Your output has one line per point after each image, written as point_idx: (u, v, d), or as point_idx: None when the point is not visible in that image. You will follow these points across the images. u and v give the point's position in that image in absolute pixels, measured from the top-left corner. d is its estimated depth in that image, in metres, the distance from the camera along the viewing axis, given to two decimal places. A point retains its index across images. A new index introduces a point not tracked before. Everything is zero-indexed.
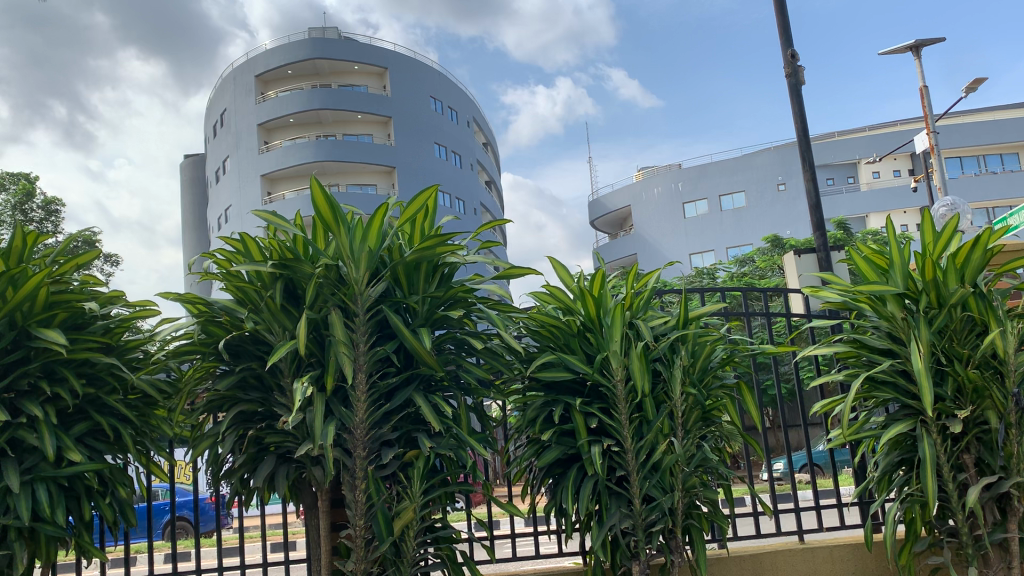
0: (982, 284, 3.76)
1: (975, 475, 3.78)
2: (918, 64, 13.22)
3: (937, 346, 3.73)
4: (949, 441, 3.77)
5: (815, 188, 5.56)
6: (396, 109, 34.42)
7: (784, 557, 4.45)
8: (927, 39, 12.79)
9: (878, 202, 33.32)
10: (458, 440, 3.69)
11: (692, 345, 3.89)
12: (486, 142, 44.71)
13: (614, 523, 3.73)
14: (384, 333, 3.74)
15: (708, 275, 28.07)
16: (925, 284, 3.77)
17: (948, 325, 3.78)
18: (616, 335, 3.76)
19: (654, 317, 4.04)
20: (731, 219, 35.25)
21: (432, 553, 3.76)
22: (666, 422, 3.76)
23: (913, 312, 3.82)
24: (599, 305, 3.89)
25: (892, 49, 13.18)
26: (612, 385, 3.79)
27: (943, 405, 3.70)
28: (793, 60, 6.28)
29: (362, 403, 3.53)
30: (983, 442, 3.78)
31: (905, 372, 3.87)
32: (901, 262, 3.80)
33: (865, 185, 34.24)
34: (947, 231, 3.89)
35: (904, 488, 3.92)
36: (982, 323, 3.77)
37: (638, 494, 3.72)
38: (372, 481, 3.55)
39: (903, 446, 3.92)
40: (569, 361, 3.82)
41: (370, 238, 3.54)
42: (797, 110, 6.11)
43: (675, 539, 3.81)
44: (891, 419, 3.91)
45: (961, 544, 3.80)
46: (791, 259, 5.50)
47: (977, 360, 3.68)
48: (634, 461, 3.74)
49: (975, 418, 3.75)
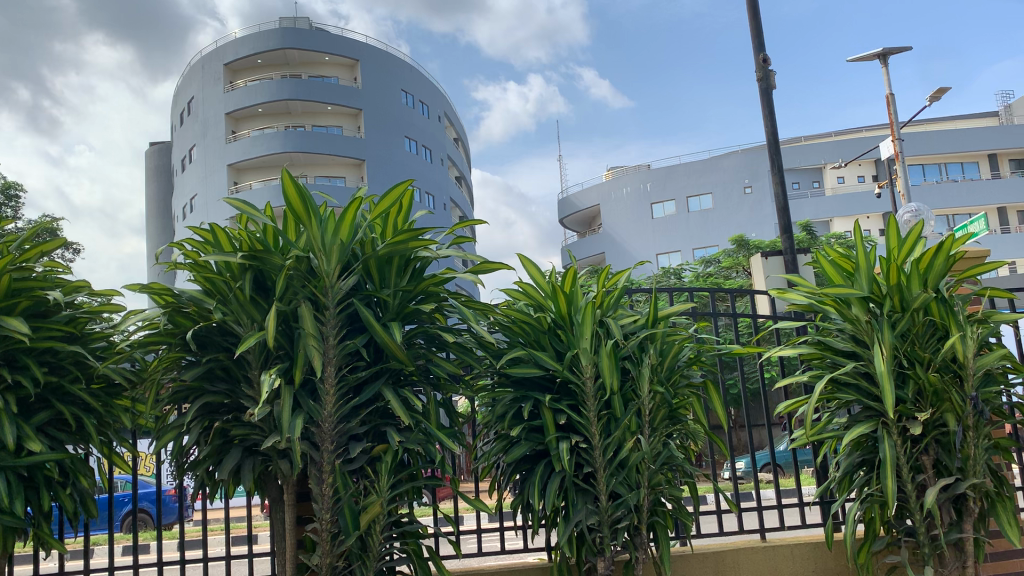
0: (944, 289, 3.85)
1: (932, 476, 3.86)
2: (884, 72, 13.44)
3: (899, 349, 3.81)
4: (908, 442, 3.84)
5: (783, 190, 5.61)
6: (367, 101, 34.23)
7: (747, 555, 4.50)
8: (894, 47, 12.99)
9: (842, 207, 33.79)
10: (427, 435, 3.69)
11: (660, 344, 3.94)
12: (456, 137, 44.66)
13: (580, 519, 3.73)
14: (354, 326, 3.73)
15: (673, 274, 28.31)
16: (889, 289, 3.84)
17: (910, 329, 3.85)
18: (587, 332, 3.79)
19: (624, 315, 4.08)
20: (699, 220, 35.56)
21: (397, 547, 3.74)
22: (635, 420, 3.79)
23: (876, 315, 3.89)
24: (569, 302, 3.92)
25: (859, 56, 13.37)
26: (582, 382, 3.81)
27: (903, 407, 3.78)
28: (764, 65, 6.35)
29: (330, 397, 3.52)
30: (941, 445, 3.86)
31: (867, 375, 3.94)
32: (866, 267, 3.87)
33: (831, 189, 34.69)
34: (912, 237, 3.96)
35: (864, 488, 3.98)
36: (943, 328, 3.84)
37: (604, 490, 3.74)
38: (339, 475, 3.53)
39: (863, 447, 3.99)
40: (540, 357, 3.83)
41: (342, 230, 3.52)
42: (767, 114, 6.18)
43: (641, 536, 3.83)
44: (853, 420, 3.97)
45: (918, 543, 3.86)
46: (758, 262, 5.56)
47: (938, 364, 3.77)
48: (601, 458, 3.76)
49: (934, 420, 3.83)
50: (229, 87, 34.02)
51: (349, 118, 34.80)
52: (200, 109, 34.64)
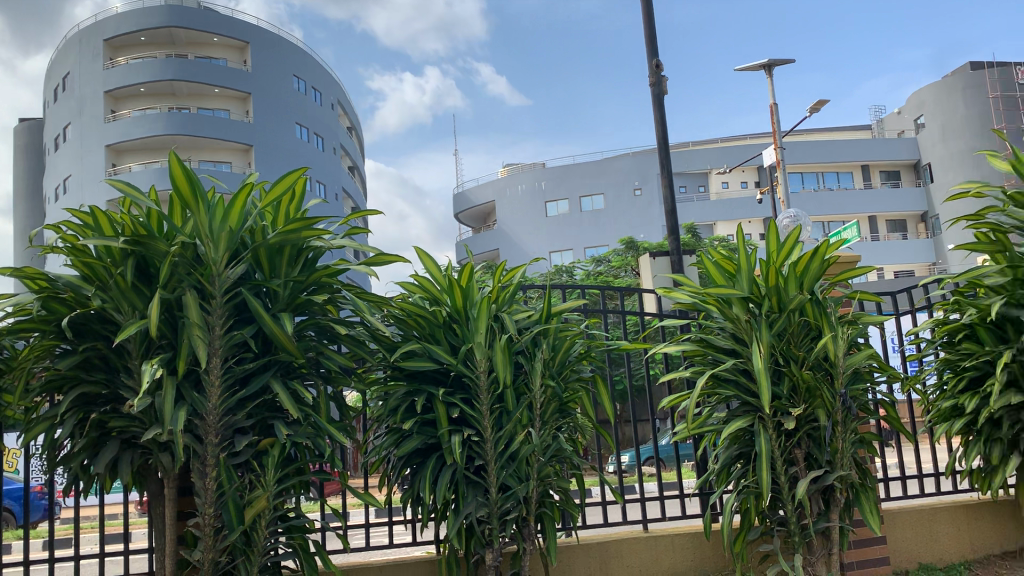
0: (818, 291, 4.07)
1: (803, 468, 4.07)
2: (770, 82, 14.02)
3: (776, 347, 4.00)
4: (782, 436, 4.04)
5: (672, 193, 5.79)
6: (259, 86, 33.28)
7: (630, 545, 4.63)
8: (778, 59, 13.57)
9: (727, 211, 35.08)
10: (316, 428, 3.64)
11: (553, 339, 4.01)
12: (351, 127, 43.97)
13: (470, 511, 3.76)
14: (242, 317, 3.63)
15: (565, 271, 28.74)
16: (768, 289, 4.03)
17: (787, 329, 4.05)
18: (481, 327, 3.82)
19: (518, 310, 4.12)
20: (591, 219, 36.24)
21: (283, 542, 3.68)
22: (526, 414, 3.84)
23: (755, 314, 4.08)
24: (465, 296, 3.93)
25: (747, 66, 13.90)
26: (475, 375, 3.83)
27: (779, 403, 3.98)
28: (657, 70, 6.53)
29: (216, 388, 3.43)
30: (812, 439, 4.07)
31: (746, 372, 4.12)
32: (748, 268, 4.05)
33: (715, 196, 35.95)
34: (790, 241, 4.15)
35: (741, 480, 4.16)
36: (816, 328, 4.06)
37: (494, 483, 3.78)
38: (223, 468, 3.44)
39: (741, 440, 4.18)
40: (433, 351, 3.83)
41: (230, 217, 3.44)
42: (658, 118, 6.36)
43: (528, 527, 3.90)
44: (733, 415, 4.15)
45: (789, 532, 4.06)
46: (647, 261, 5.72)
47: (811, 362, 3.98)
48: (492, 451, 3.80)
49: (806, 415, 4.05)
50: (109, 64, 32.43)
51: (239, 103, 33.74)
52: (77, 86, 32.89)
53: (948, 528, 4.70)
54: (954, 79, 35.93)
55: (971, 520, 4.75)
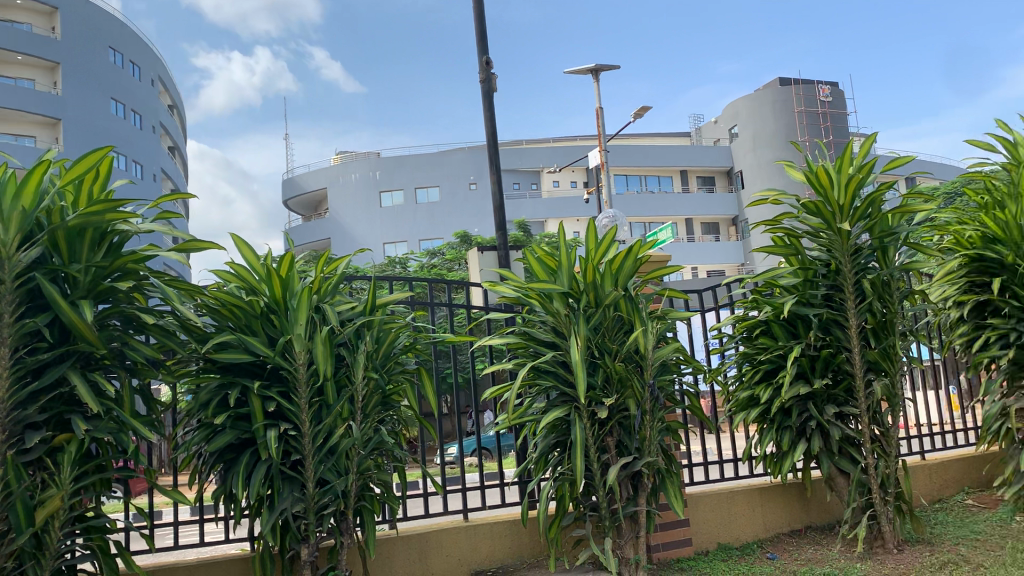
0: (631, 288, 4.30)
1: (615, 455, 4.25)
2: (596, 87, 14.54)
3: (592, 341, 4.17)
4: (596, 425, 4.20)
5: (499, 189, 5.88)
6: (68, 55, 30.83)
7: (449, 535, 4.69)
8: (605, 65, 14.10)
9: (557, 208, 36.04)
10: (120, 423, 3.44)
11: (376, 331, 3.98)
12: (172, 105, 41.62)
13: (285, 506, 3.67)
14: (36, 303, 3.37)
15: (398, 263, 28.53)
16: (586, 285, 4.19)
17: (601, 323, 4.24)
18: (301, 318, 3.75)
19: (341, 302, 4.06)
20: (424, 212, 36.23)
21: (79, 544, 3.45)
22: (346, 407, 3.80)
23: (574, 309, 4.23)
24: (285, 286, 3.84)
25: (575, 69, 14.34)
26: (293, 368, 3.74)
27: (593, 393, 4.15)
28: (487, 67, 6.62)
29: (3, 381, 3.16)
30: (623, 427, 4.28)
31: (564, 364, 4.25)
32: (568, 264, 4.19)
33: (546, 194, 36.82)
34: (607, 239, 4.34)
35: (557, 468, 4.30)
36: (629, 323, 4.27)
37: (311, 477, 3.71)
38: (12, 466, 3.17)
39: (557, 430, 4.31)
40: (250, 342, 3.70)
41: (24, 197, 3.19)
42: (487, 114, 6.45)
43: (346, 521, 3.86)
44: (551, 405, 4.27)
45: (600, 517, 4.21)
46: (474, 255, 5.79)
47: (623, 354, 4.18)
48: (310, 445, 3.72)
49: (618, 405, 4.24)
50: None
51: (45, 72, 31.11)
52: None
53: (743, 508, 5.06)
54: (764, 93, 38.63)
55: (764, 501, 5.14)
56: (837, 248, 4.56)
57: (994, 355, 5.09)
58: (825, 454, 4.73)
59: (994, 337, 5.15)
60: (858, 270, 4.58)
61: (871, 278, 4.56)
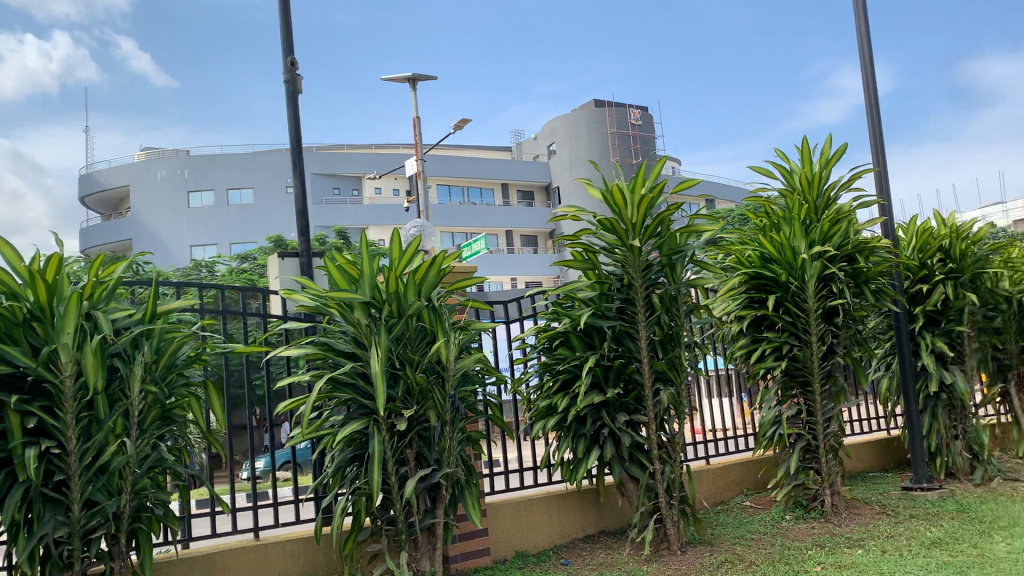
0: (434, 299, 4.30)
1: (413, 468, 4.20)
2: (413, 96, 14.53)
3: (393, 351, 4.09)
4: (395, 437, 4.13)
5: (302, 194, 5.70)
6: None
7: (237, 555, 4.46)
8: (422, 74, 14.12)
9: (378, 215, 35.67)
10: None
11: (157, 340, 3.74)
12: None
13: (46, 532, 3.36)
14: None
15: (207, 268, 27.16)
16: (388, 295, 4.12)
17: (404, 334, 4.18)
18: (69, 325, 3.45)
19: (118, 309, 3.76)
20: (238, 214, 34.82)
21: None
22: (120, 422, 3.54)
23: (375, 319, 4.13)
24: (51, 292, 3.51)
25: (392, 77, 14.26)
26: (59, 381, 3.43)
27: (393, 405, 4.07)
28: (292, 68, 6.41)
29: None
30: (423, 438, 4.24)
31: (363, 375, 4.16)
32: (370, 273, 4.11)
33: (366, 201, 36.34)
34: (411, 248, 4.29)
35: (353, 482, 4.18)
36: (430, 333, 4.27)
37: (78, 499, 3.42)
38: None
39: (355, 443, 4.20)
40: (9, 352, 3.32)
41: None
42: (291, 116, 6.24)
43: (118, 545, 3.62)
44: (348, 417, 4.15)
45: (397, 531, 4.14)
46: (274, 261, 5.57)
47: (424, 365, 4.16)
48: (76, 464, 3.42)
49: (418, 417, 4.19)
50: None
51: None
52: None
53: (542, 516, 5.17)
54: (581, 113, 40.21)
55: (561, 508, 5.27)
56: (631, 264, 4.82)
57: (769, 365, 5.49)
58: (617, 460, 4.94)
59: (769, 349, 5.56)
60: (648, 284, 4.86)
61: (660, 292, 4.84)
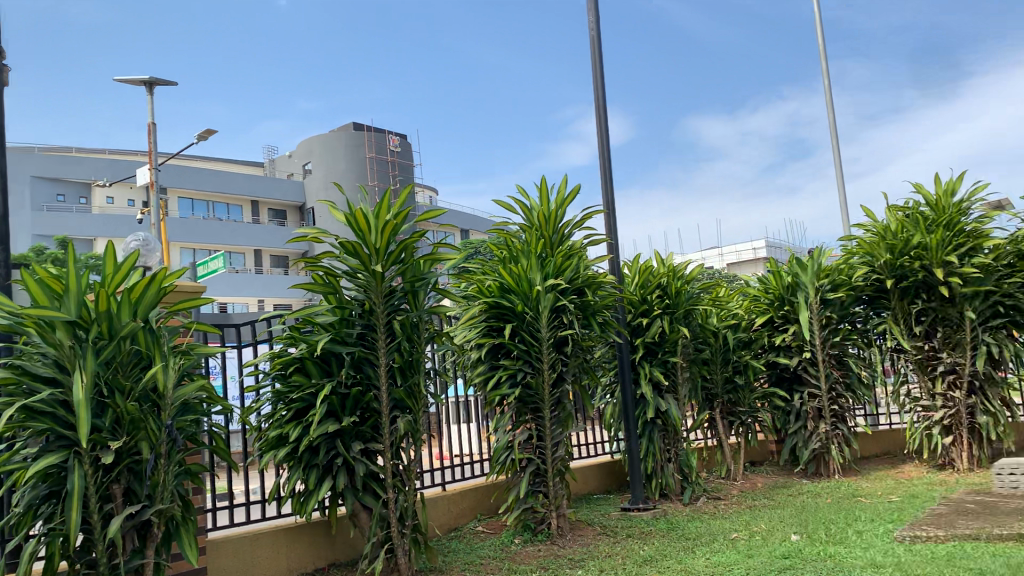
0: (153, 320, 4.01)
1: (120, 505, 3.83)
2: (150, 101, 13.60)
3: (101, 377, 3.73)
4: (99, 472, 3.75)
5: None
6: None
7: None
8: (160, 79, 13.26)
9: (109, 226, 32.84)
10: None
11: None
12: None
13: None
14: None
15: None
16: (98, 314, 3.76)
17: (115, 357, 3.83)
18: None
19: None
20: None
21: None
22: None
23: (81, 341, 3.75)
24: None
25: (126, 79, 13.25)
26: None
27: (97, 436, 3.69)
28: None
29: None
30: (133, 473, 3.88)
31: (65, 403, 3.74)
32: (77, 290, 3.72)
33: (95, 209, 33.31)
34: (127, 264, 3.99)
35: (46, 523, 3.74)
36: (147, 357, 3.95)
37: None
38: None
39: (50, 479, 3.75)
40: None
41: None
42: None
43: None
44: (43, 450, 3.70)
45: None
46: None
47: (138, 393, 3.82)
48: None
49: (128, 449, 3.84)
50: None
51: None
52: None
53: (268, 551, 4.94)
54: (338, 136, 39.83)
55: (289, 542, 5.06)
56: (372, 290, 4.76)
57: (504, 392, 5.64)
58: (349, 490, 4.83)
59: (505, 377, 5.70)
60: (389, 310, 4.84)
61: (401, 318, 4.87)
